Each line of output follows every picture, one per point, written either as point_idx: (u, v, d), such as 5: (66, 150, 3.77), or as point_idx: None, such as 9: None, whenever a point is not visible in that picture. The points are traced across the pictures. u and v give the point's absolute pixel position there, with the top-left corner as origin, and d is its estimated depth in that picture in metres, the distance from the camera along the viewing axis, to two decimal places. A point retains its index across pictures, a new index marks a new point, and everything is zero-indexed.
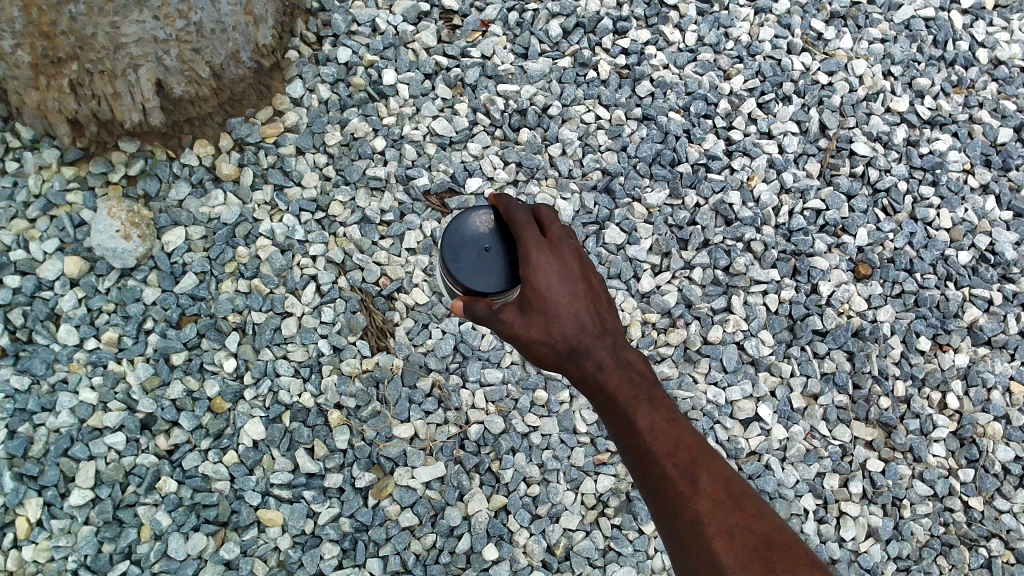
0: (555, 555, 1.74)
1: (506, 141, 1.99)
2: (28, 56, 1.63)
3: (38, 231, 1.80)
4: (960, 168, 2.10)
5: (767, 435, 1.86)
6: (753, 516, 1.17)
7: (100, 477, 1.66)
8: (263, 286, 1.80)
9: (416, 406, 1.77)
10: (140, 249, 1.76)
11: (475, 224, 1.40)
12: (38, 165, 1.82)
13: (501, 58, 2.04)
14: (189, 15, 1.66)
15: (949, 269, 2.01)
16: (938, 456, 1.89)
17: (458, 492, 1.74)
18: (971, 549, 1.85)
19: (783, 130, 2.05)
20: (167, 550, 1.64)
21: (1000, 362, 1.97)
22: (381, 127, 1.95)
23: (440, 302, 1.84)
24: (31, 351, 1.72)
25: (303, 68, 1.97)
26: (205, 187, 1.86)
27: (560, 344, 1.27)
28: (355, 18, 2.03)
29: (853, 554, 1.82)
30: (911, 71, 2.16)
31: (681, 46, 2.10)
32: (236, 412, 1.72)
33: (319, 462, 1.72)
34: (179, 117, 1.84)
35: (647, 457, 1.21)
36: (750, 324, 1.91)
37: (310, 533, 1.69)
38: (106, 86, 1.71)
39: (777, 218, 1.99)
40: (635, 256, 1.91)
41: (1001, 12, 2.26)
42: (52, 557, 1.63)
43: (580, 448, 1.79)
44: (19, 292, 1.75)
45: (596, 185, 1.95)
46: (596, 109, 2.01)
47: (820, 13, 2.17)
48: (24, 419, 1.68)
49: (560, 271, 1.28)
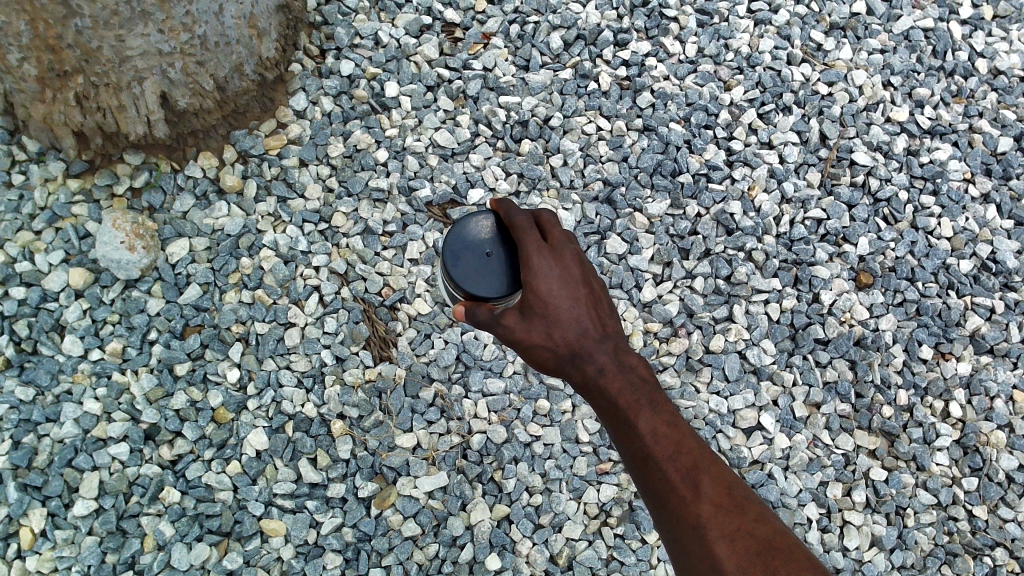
0: (558, 564, 1.74)
1: (508, 152, 2.00)
2: (34, 69, 1.66)
3: (43, 242, 1.80)
4: (960, 178, 2.11)
5: (769, 445, 1.86)
6: (754, 521, 1.18)
7: (104, 488, 1.67)
8: (267, 297, 1.81)
9: (419, 416, 1.77)
10: (144, 261, 1.77)
11: (477, 229, 1.42)
12: (44, 178, 1.83)
13: (502, 70, 2.05)
14: (193, 28, 1.69)
15: (951, 277, 2.01)
16: (942, 465, 1.89)
17: (461, 501, 1.74)
18: (975, 558, 1.85)
19: (783, 141, 2.06)
20: (170, 560, 1.64)
21: (1003, 371, 1.97)
22: (384, 139, 1.96)
23: (443, 312, 1.85)
24: (36, 362, 1.73)
25: (306, 80, 1.99)
26: (208, 199, 1.87)
27: (561, 348, 1.27)
28: (358, 31, 2.04)
29: (857, 563, 1.81)
30: (911, 81, 2.17)
31: (682, 58, 2.12)
32: (239, 422, 1.73)
33: (323, 472, 1.72)
34: (184, 129, 1.86)
35: (648, 461, 1.21)
36: (752, 333, 1.91)
37: (313, 543, 1.69)
38: (111, 99, 1.73)
39: (778, 227, 1.99)
40: (636, 266, 1.92)
41: (1000, 23, 2.27)
42: (55, 567, 1.63)
43: (582, 457, 1.79)
44: (24, 303, 1.76)
45: (598, 196, 1.96)
46: (598, 120, 2.02)
47: (819, 24, 2.19)
48: (29, 430, 1.68)
49: (561, 276, 1.29)
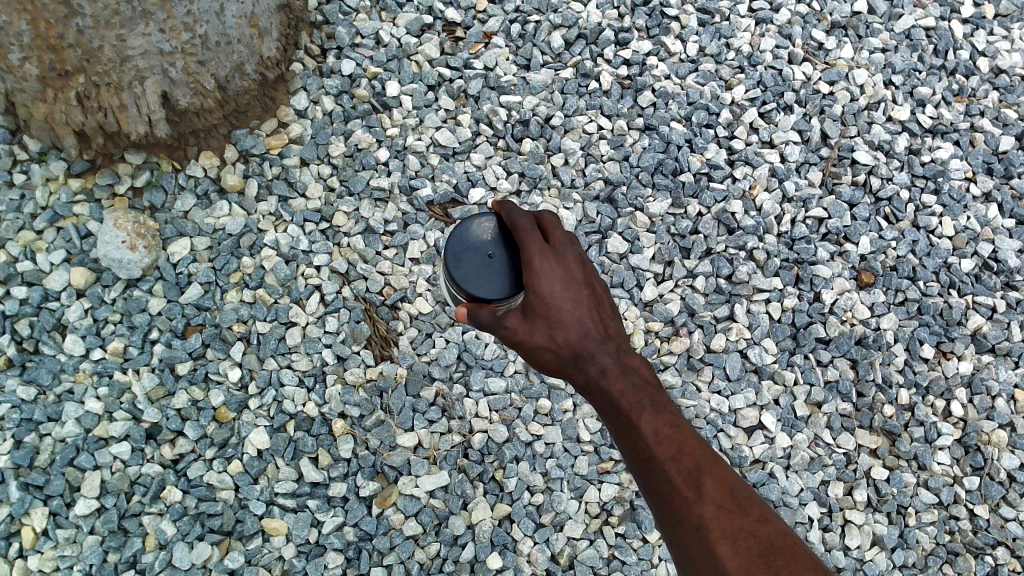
0: (559, 563, 1.74)
1: (509, 152, 2.00)
2: (35, 69, 1.66)
3: (45, 242, 1.80)
4: (962, 177, 2.10)
5: (770, 444, 1.85)
6: (756, 521, 1.18)
7: (106, 487, 1.67)
8: (268, 296, 1.81)
9: (420, 415, 1.77)
10: (146, 260, 1.77)
11: (478, 231, 1.42)
12: (45, 177, 1.83)
13: (503, 70, 2.05)
14: (194, 28, 1.69)
15: (952, 276, 2.01)
16: (943, 464, 1.89)
17: (462, 501, 1.74)
18: (976, 557, 1.85)
19: (784, 140, 2.06)
20: (171, 559, 1.64)
21: (1004, 370, 1.97)
22: (385, 138, 1.96)
23: (444, 312, 1.85)
24: (38, 361, 1.73)
25: (307, 79, 1.99)
26: (210, 199, 1.87)
27: (563, 350, 1.27)
28: (359, 31, 2.04)
29: (858, 562, 1.81)
30: (912, 80, 2.17)
31: (683, 56, 2.11)
32: (241, 421, 1.73)
33: (324, 471, 1.72)
34: (185, 129, 1.86)
35: (650, 462, 1.21)
36: (753, 333, 1.91)
37: (314, 542, 1.69)
38: (112, 99, 1.73)
39: (779, 227, 1.99)
40: (638, 265, 1.92)
41: (1001, 21, 2.27)
42: (57, 566, 1.63)
43: (583, 456, 1.79)
44: (26, 302, 1.76)
45: (599, 195, 1.96)
46: (599, 119, 2.02)
47: (820, 23, 2.19)
48: (30, 429, 1.69)
49: (563, 277, 1.29)
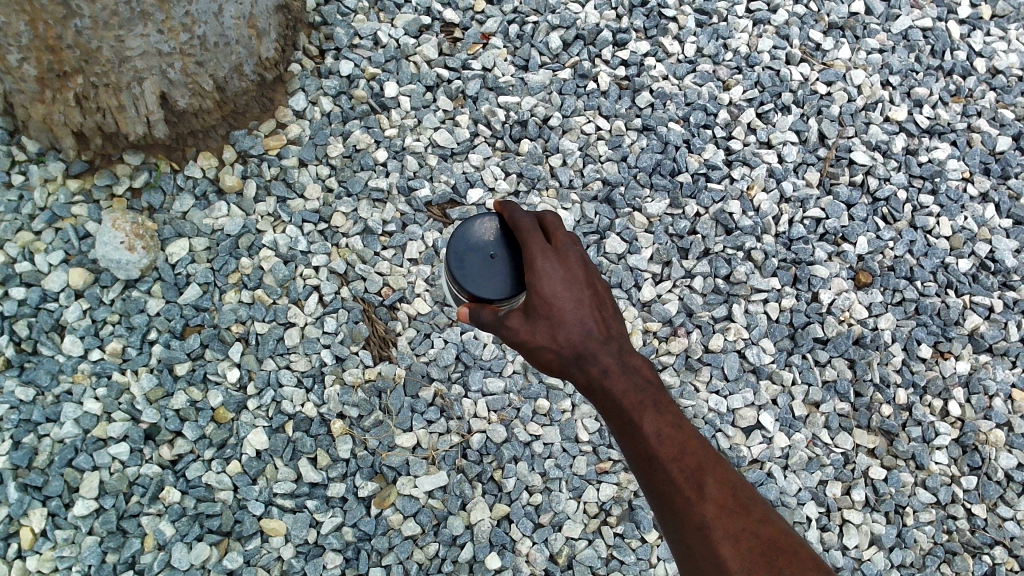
0: (558, 563, 1.74)
1: (507, 152, 2.00)
2: (34, 69, 1.66)
3: (43, 243, 1.80)
4: (959, 177, 2.11)
5: (768, 444, 1.86)
6: (758, 521, 1.18)
7: (104, 488, 1.67)
8: (267, 297, 1.81)
9: (418, 415, 1.78)
10: (144, 261, 1.77)
11: (481, 231, 1.43)
12: (44, 178, 1.83)
13: (501, 71, 2.05)
14: (193, 28, 1.70)
15: (950, 276, 2.02)
16: (941, 463, 1.89)
17: (461, 501, 1.75)
18: (974, 557, 1.85)
19: (782, 140, 2.06)
20: (170, 560, 1.64)
21: (1001, 370, 1.97)
22: (383, 139, 1.97)
23: (442, 312, 1.85)
24: (37, 362, 1.73)
25: (305, 80, 1.99)
26: (208, 199, 1.87)
27: (565, 350, 1.27)
28: (357, 32, 2.05)
29: (856, 561, 1.82)
30: (910, 81, 2.17)
31: (681, 57, 2.12)
32: (240, 422, 1.73)
33: (322, 472, 1.72)
34: (183, 129, 1.86)
35: (652, 462, 1.21)
36: (751, 333, 1.91)
37: (313, 543, 1.70)
38: (111, 99, 1.73)
39: (777, 227, 1.99)
40: (636, 265, 1.92)
41: (998, 22, 2.28)
42: (56, 567, 1.63)
43: (582, 456, 1.80)
44: (24, 303, 1.76)
45: (597, 196, 1.97)
46: (597, 120, 2.03)
47: (818, 24, 2.19)
48: (29, 430, 1.69)
49: (565, 277, 1.29)
